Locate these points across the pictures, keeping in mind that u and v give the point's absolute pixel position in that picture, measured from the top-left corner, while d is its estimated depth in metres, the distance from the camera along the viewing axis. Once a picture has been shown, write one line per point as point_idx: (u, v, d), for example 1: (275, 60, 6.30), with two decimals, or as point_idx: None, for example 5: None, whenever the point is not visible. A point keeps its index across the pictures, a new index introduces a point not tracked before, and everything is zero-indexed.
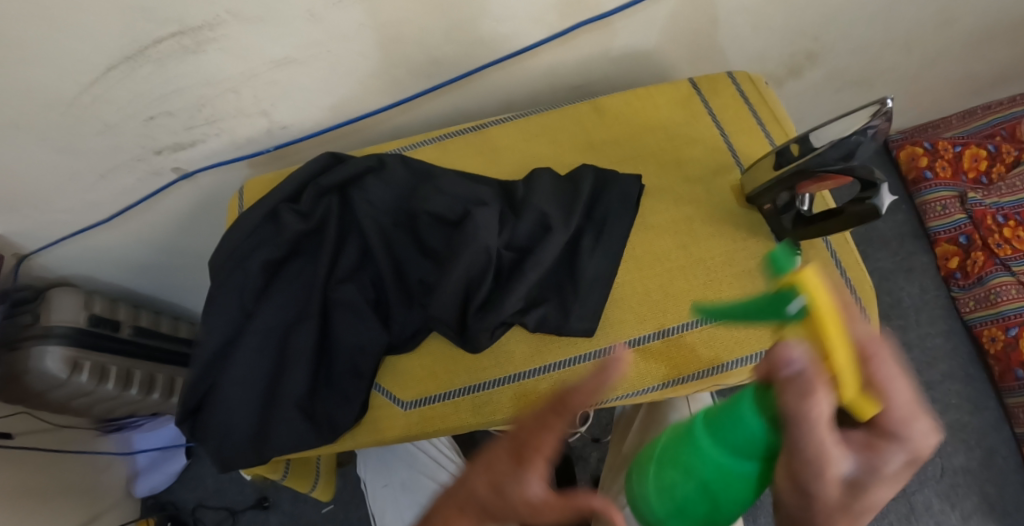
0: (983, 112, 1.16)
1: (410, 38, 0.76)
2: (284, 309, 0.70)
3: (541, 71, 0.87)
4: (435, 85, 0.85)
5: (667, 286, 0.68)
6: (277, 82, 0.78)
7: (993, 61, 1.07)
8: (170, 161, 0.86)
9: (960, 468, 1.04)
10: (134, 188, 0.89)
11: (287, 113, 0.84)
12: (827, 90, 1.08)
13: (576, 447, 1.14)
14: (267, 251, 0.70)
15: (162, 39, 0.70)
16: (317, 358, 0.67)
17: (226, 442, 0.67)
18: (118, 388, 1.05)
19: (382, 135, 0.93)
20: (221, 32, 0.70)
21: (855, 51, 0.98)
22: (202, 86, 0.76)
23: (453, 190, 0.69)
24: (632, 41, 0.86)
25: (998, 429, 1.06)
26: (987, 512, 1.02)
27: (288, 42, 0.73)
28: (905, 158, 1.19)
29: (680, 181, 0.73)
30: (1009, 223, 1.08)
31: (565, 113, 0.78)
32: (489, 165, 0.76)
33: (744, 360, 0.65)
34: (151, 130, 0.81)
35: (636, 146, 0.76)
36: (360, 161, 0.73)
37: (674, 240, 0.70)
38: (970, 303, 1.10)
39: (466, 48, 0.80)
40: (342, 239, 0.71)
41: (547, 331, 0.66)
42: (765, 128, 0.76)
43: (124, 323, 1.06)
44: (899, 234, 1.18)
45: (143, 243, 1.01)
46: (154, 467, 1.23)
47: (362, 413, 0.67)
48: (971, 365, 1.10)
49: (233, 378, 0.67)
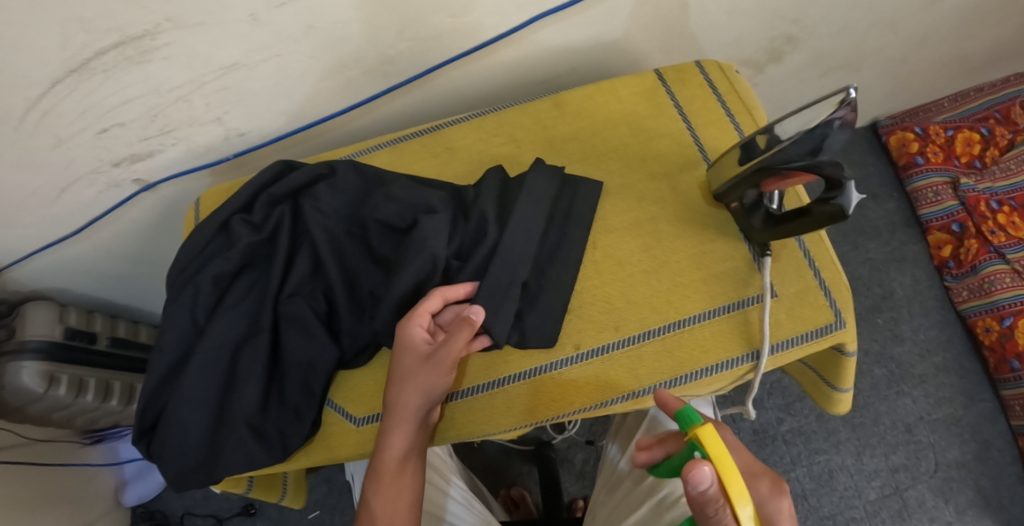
0: (977, 95, 1.13)
1: (360, 38, 0.74)
2: (235, 324, 0.67)
3: (503, 66, 0.85)
4: (393, 85, 0.83)
5: (626, 292, 0.65)
6: (228, 88, 0.76)
7: (986, 38, 1.02)
8: (130, 172, 0.85)
9: (954, 462, 1.01)
10: (96, 201, 0.88)
11: (242, 120, 0.82)
12: (811, 74, 1.03)
13: (561, 448, 1.10)
14: (218, 264, 0.68)
15: (105, 50, 0.67)
16: (269, 374, 0.66)
17: (180, 462, 0.66)
18: (97, 399, 1.06)
19: (345, 137, 0.91)
20: (164, 41, 0.68)
21: (839, 34, 0.94)
22: (152, 95, 0.74)
23: (403, 196, 0.68)
24: (597, 31, 0.82)
25: (993, 421, 1.03)
26: (982, 507, 0.99)
27: (234, 47, 0.71)
28: (895, 144, 1.15)
29: (642, 178, 0.70)
30: (1003, 209, 1.06)
31: (524, 110, 0.75)
32: (445, 168, 0.74)
33: (709, 370, 0.62)
34: (106, 142, 0.79)
35: (598, 143, 0.73)
36: (311, 169, 0.71)
37: (637, 243, 0.67)
38: (964, 293, 1.06)
39: (421, 47, 0.77)
40: (294, 249, 0.70)
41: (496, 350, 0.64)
42: (734, 119, 0.72)
43: (101, 334, 1.07)
44: (890, 222, 1.14)
45: (112, 255, 1.00)
46: (140, 476, 1.23)
47: (314, 430, 0.67)
48: (965, 355, 1.06)
49: (183, 397, 0.65)
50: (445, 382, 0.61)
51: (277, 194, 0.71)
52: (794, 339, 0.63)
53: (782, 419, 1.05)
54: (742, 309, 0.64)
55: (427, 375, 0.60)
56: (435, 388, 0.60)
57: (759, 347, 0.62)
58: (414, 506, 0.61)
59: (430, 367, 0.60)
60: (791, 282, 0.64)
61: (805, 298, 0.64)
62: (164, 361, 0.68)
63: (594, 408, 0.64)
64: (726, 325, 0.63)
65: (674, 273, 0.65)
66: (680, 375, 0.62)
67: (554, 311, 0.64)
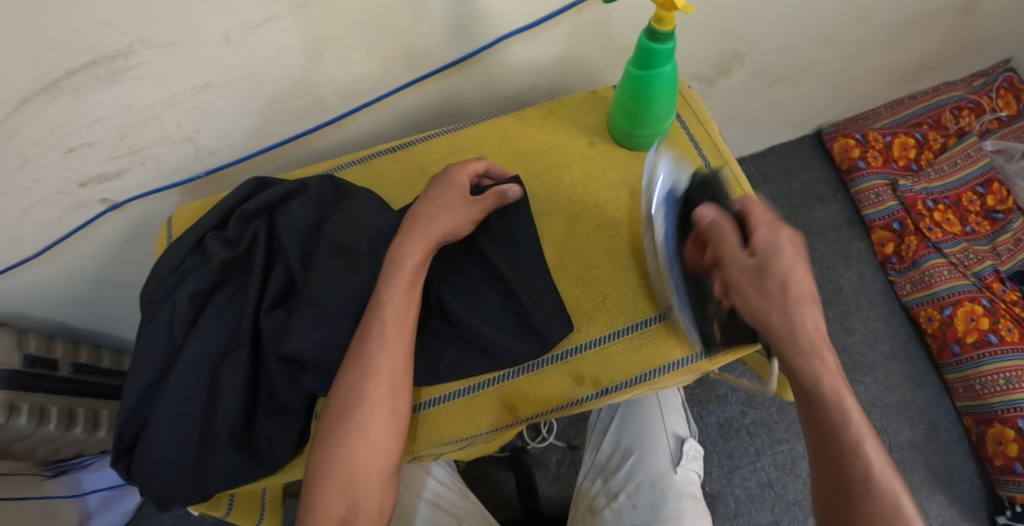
0: (911, 101, 1.22)
1: (332, 56, 0.76)
2: (213, 341, 0.67)
3: (467, 84, 0.87)
4: (364, 103, 0.85)
5: (603, 295, 0.68)
6: (199, 107, 0.77)
7: (914, 52, 1.10)
8: (97, 192, 0.83)
9: (906, 443, 1.07)
10: (60, 221, 0.85)
11: (213, 138, 0.83)
12: (757, 87, 1.07)
13: (536, 452, 1.11)
14: (194, 282, 0.68)
15: (76, 70, 0.67)
16: (250, 388, 0.67)
17: (159, 482, 0.65)
18: (60, 428, 1.00)
19: (315, 155, 0.93)
20: (136, 60, 0.69)
21: (780, 49, 0.99)
22: (122, 115, 0.74)
23: (366, 219, 0.68)
24: (555, 51, 0.87)
25: (940, 403, 1.10)
26: (934, 483, 1.05)
27: (205, 67, 0.72)
28: (837, 150, 1.22)
29: (605, 187, 0.74)
30: (939, 207, 1.14)
31: (491, 125, 0.79)
32: (414, 183, 0.77)
33: (673, 365, 0.65)
34: (73, 162, 0.77)
35: (564, 154, 0.76)
36: (282, 184, 0.73)
37: (601, 248, 0.70)
38: (906, 286, 1.14)
39: (390, 65, 0.80)
40: (270, 266, 0.71)
41: (478, 348, 0.66)
42: (688, 130, 0.76)
43: (63, 361, 1.03)
44: (836, 222, 1.22)
45: (76, 279, 0.97)
46: (106, 507, 1.16)
47: (302, 443, 0.68)
48: (911, 343, 1.13)
49: (165, 415, 0.65)
50: (378, 401, 0.58)
51: (251, 210, 0.72)
52: None
53: (745, 412, 1.10)
54: None
55: (370, 393, 0.57)
56: (367, 380, 0.58)
57: None
58: (381, 455, 0.57)
59: (354, 396, 0.57)
60: None
61: None
62: (141, 382, 0.67)
63: (566, 405, 0.66)
64: None
65: (639, 275, 0.69)
66: (645, 371, 0.65)
67: (551, 305, 0.67)
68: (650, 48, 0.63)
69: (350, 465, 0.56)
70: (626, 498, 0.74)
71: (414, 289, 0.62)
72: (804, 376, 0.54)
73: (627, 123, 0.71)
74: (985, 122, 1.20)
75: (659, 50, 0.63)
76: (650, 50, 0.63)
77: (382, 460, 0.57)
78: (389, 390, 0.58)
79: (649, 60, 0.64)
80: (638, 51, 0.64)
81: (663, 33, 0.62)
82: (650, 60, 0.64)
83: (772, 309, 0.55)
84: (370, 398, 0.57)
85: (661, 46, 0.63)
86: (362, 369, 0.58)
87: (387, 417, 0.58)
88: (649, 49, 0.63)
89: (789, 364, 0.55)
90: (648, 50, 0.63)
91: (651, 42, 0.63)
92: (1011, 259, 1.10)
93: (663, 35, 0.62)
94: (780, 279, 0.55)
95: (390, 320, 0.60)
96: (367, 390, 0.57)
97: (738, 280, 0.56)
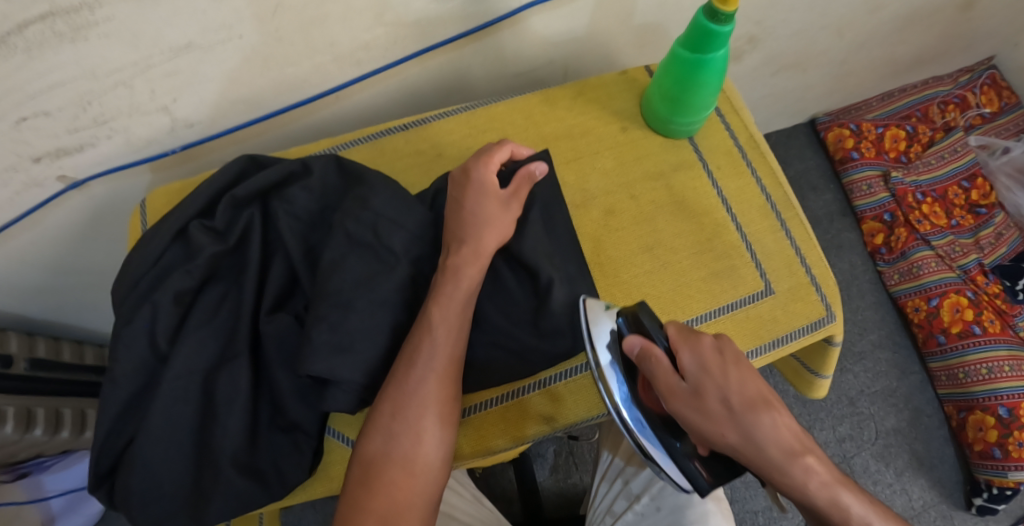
0: (901, 94, 1.23)
1: (335, 19, 0.68)
2: (205, 348, 0.60)
3: (480, 57, 0.81)
4: (367, 73, 0.78)
5: (641, 292, 0.65)
6: (179, 73, 0.68)
7: (913, 44, 1.10)
8: (54, 169, 0.72)
9: (891, 430, 1.10)
10: (10, 201, 0.73)
11: (192, 109, 0.73)
12: (764, 73, 1.05)
13: (534, 443, 1.09)
14: (179, 280, 0.60)
15: (30, 24, 0.56)
16: (252, 398, 0.60)
17: (152, 505, 0.59)
18: (18, 432, 0.88)
19: (310, 129, 0.85)
20: (105, 14, 0.58)
21: (793, 36, 0.96)
22: (87, 79, 0.64)
23: (382, 209, 0.61)
24: (575, 27, 0.81)
25: (922, 390, 1.13)
26: (917, 467, 1.09)
27: (187, 24, 0.62)
28: (832, 139, 1.23)
29: (640, 177, 0.71)
30: (927, 200, 1.16)
31: (514, 104, 0.74)
32: (430, 167, 0.71)
33: None
34: (25, 134, 0.66)
35: (594, 140, 0.72)
36: (281, 166, 0.65)
37: (639, 243, 0.67)
38: (894, 276, 1.16)
39: (399, 33, 0.72)
40: (269, 260, 0.64)
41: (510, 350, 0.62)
42: (724, 118, 0.74)
43: (18, 357, 0.90)
44: (828, 212, 1.23)
45: (29, 266, 0.85)
46: (71, 508, 1.06)
47: (315, 461, 0.62)
48: (897, 333, 1.16)
49: (151, 434, 0.58)
50: (426, 428, 0.56)
51: (243, 196, 0.64)
52: (792, 334, 0.65)
53: None
54: (743, 307, 0.65)
55: (417, 419, 0.55)
56: (414, 409, 0.55)
57: (763, 341, 0.64)
58: (426, 483, 0.55)
59: (401, 424, 0.55)
60: (785, 279, 0.67)
61: (799, 294, 0.66)
62: (121, 395, 0.59)
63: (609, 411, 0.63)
64: (731, 323, 0.64)
65: (676, 273, 0.66)
66: None
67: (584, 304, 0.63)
68: (706, 27, 0.58)
69: (388, 501, 0.53)
70: (649, 502, 0.72)
71: (465, 312, 0.59)
72: (766, 447, 0.50)
73: (663, 105, 0.68)
74: (969, 117, 1.22)
75: (714, 32, 0.58)
76: (705, 30, 0.59)
77: (427, 487, 0.55)
78: (437, 415, 0.56)
79: (702, 41, 0.60)
80: (693, 30, 0.60)
81: (724, 14, 0.57)
82: (703, 41, 0.60)
83: (727, 431, 0.51)
84: (418, 425, 0.55)
85: (716, 27, 0.58)
86: (410, 394, 0.55)
87: (431, 448, 0.56)
88: (705, 28, 0.59)
89: (767, 476, 0.51)
90: (703, 30, 0.59)
91: (709, 23, 0.58)
92: (993, 253, 1.13)
93: (723, 15, 0.57)
94: (721, 397, 0.51)
95: (442, 342, 0.57)
96: (414, 419, 0.55)
97: (682, 410, 0.52)
